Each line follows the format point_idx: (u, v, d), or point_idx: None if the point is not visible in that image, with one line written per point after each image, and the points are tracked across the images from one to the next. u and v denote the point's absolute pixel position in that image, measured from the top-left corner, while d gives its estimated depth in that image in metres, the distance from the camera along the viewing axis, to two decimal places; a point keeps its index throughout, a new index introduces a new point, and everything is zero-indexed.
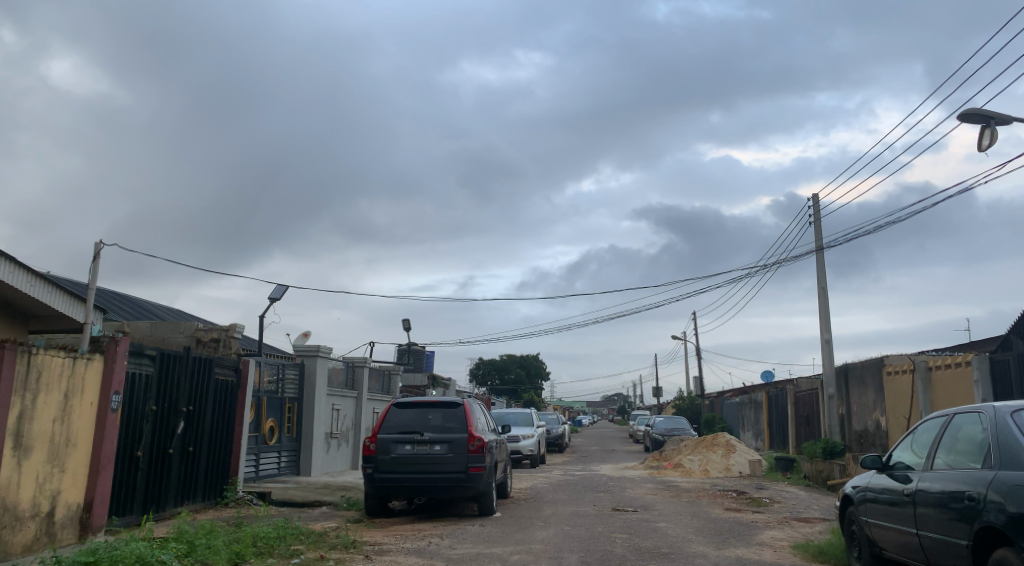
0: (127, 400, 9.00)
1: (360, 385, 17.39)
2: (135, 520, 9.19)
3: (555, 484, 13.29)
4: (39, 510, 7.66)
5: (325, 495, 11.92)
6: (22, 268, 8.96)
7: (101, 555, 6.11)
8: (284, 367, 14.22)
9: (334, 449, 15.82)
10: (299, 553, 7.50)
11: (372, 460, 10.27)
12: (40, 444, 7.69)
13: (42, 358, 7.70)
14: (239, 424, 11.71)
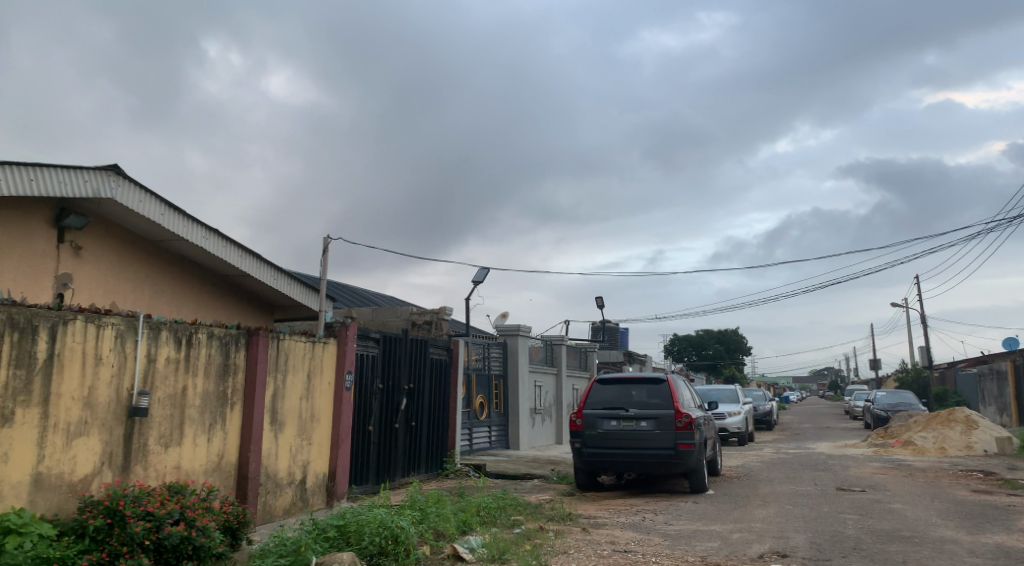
0: (358, 379, 9.85)
1: (560, 362, 17.73)
2: (371, 488, 10.07)
3: (768, 462, 12.70)
4: (294, 477, 8.64)
5: (536, 469, 12.31)
6: (266, 264, 10.12)
7: (349, 519, 6.72)
8: (490, 346, 14.84)
9: (539, 425, 16.30)
10: (520, 524, 7.80)
11: (580, 435, 10.43)
12: (290, 420, 8.65)
13: (288, 342, 8.63)
14: (453, 400, 12.41)
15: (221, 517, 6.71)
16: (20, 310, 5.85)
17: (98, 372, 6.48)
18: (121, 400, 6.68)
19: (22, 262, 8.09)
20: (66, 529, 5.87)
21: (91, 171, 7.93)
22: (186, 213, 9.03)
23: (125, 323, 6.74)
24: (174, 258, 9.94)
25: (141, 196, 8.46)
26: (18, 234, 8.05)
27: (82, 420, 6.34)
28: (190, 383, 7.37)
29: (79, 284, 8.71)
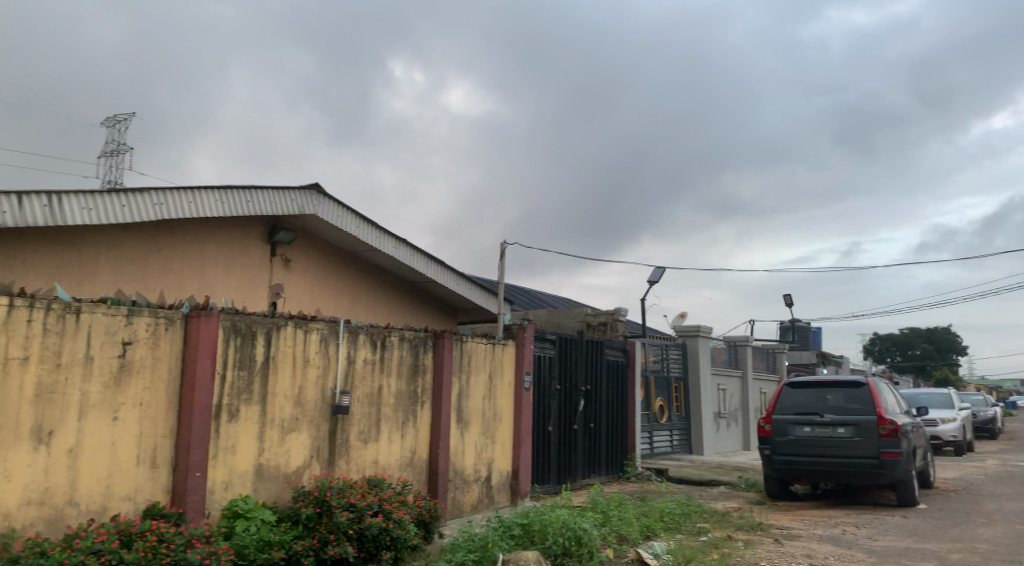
0: (536, 380, 10.02)
1: (745, 363, 16.94)
2: (553, 488, 10.20)
3: (993, 476, 11.28)
4: (480, 475, 8.95)
5: (721, 475, 11.84)
6: (448, 270, 10.60)
7: (531, 517, 6.83)
8: (668, 347, 14.51)
9: (724, 429, 15.67)
10: (706, 532, 7.52)
11: (769, 441, 9.89)
12: (475, 419, 8.98)
13: (470, 344, 8.97)
14: (632, 402, 12.27)
15: (414, 510, 7.10)
16: (241, 318, 6.59)
17: (306, 373, 7.12)
18: (326, 399, 7.29)
19: (243, 274, 9.09)
20: (285, 515, 6.55)
21: (296, 190, 8.76)
22: (378, 225, 9.69)
23: (328, 328, 7.34)
24: (368, 267, 10.70)
25: (339, 210, 9.20)
26: (240, 250, 9.06)
27: (294, 417, 7.00)
28: (384, 383, 7.88)
29: (289, 293, 9.64)
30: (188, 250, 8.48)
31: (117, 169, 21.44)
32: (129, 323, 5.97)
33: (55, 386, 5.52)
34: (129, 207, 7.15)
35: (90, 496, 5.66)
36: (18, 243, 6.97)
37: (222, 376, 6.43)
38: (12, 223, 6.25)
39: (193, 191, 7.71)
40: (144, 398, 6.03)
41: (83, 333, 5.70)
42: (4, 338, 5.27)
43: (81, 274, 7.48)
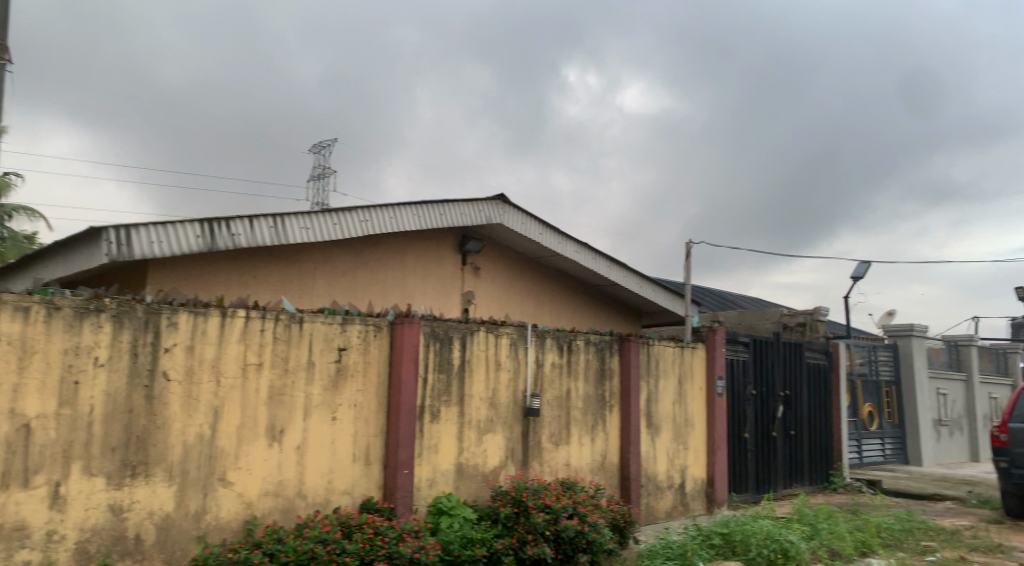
0: (729, 384, 9.62)
1: (969, 366, 15.14)
2: (751, 497, 9.72)
3: None
4: (673, 481, 8.75)
5: (946, 489, 10.65)
6: (633, 272, 10.48)
7: (733, 527, 6.55)
8: (876, 348, 13.32)
9: (946, 438, 14.10)
10: (933, 551, 6.80)
11: (1006, 453, 8.75)
12: (666, 424, 8.79)
13: (658, 348, 8.80)
14: (836, 408, 11.40)
15: (609, 514, 7.08)
16: (439, 324, 6.94)
17: (499, 376, 7.35)
18: (518, 401, 7.48)
19: (438, 283, 9.58)
20: (484, 514, 6.80)
21: (484, 201, 9.09)
22: (562, 230, 9.80)
23: (518, 332, 7.53)
24: (553, 272, 10.86)
25: (523, 218, 9.44)
26: (434, 260, 9.57)
27: (489, 419, 7.25)
28: (573, 387, 7.94)
29: (479, 299, 10.03)
30: (389, 261, 9.10)
31: (322, 190, 23.57)
32: (343, 330, 6.51)
33: (284, 388, 6.16)
34: (339, 225, 7.82)
35: (316, 489, 6.24)
36: (250, 261, 7.86)
37: (424, 379, 6.81)
38: (246, 244, 7.12)
39: (392, 208, 8.27)
40: (357, 400, 6.55)
41: (305, 340, 6.30)
42: (243, 346, 5.97)
43: (300, 287, 8.27)
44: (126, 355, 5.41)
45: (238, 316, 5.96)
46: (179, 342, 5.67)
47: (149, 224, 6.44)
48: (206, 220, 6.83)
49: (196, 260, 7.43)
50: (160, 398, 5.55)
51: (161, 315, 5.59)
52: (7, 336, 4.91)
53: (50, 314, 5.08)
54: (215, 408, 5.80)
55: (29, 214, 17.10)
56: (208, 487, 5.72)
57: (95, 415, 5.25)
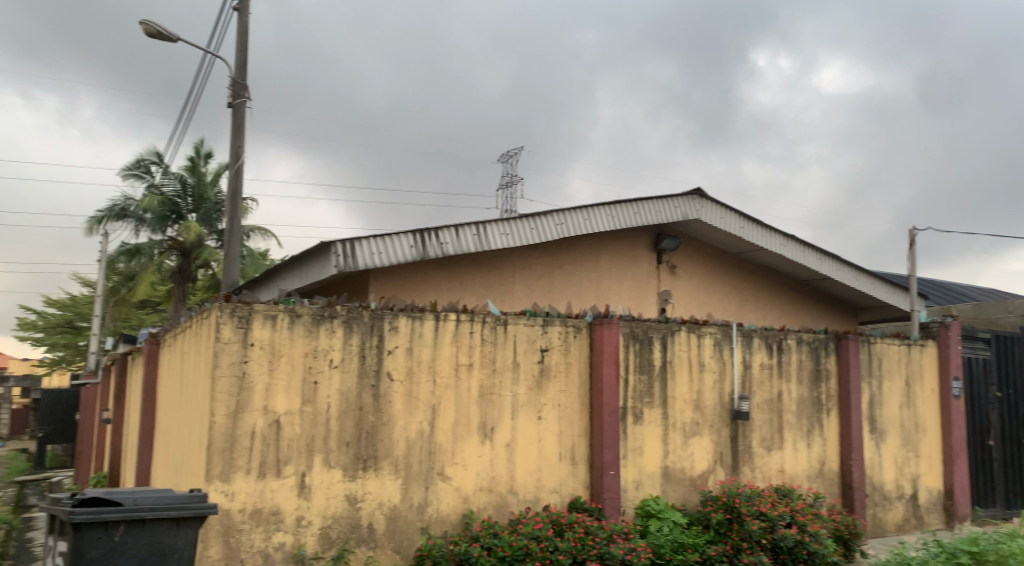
0: (968, 386, 8.57)
1: None
2: (1000, 513, 8.60)
3: None
4: (904, 491, 7.96)
5: None
6: (846, 264, 9.68)
7: (982, 545, 5.81)
8: None
9: None
10: None
11: None
12: (893, 429, 8.01)
13: (880, 346, 8.05)
14: None
15: (832, 525, 6.58)
16: (639, 324, 6.86)
17: (704, 377, 7.11)
18: (724, 404, 7.19)
19: (635, 282, 9.50)
20: (694, 519, 6.61)
21: (680, 197, 8.86)
22: (764, 223, 9.29)
23: (722, 331, 7.24)
24: (756, 267, 10.35)
25: (723, 212, 9.08)
26: (630, 259, 9.50)
27: (695, 421, 7.04)
28: (784, 388, 7.49)
29: (678, 298, 9.80)
30: (586, 262, 9.17)
31: (512, 197, 24.33)
32: (545, 331, 6.64)
33: (493, 388, 6.40)
34: (537, 229, 8.00)
35: (526, 486, 6.42)
36: (456, 268, 8.28)
37: (626, 380, 6.76)
38: (452, 252, 7.52)
39: (587, 209, 8.32)
40: (562, 399, 6.64)
41: (511, 342, 6.50)
42: (455, 347, 6.29)
43: (502, 290, 8.57)
44: (355, 356, 5.90)
45: (449, 319, 6.29)
46: (399, 345, 6.08)
47: (369, 237, 7.01)
48: (417, 231, 7.31)
49: (408, 268, 7.96)
50: (385, 397, 5.99)
51: (383, 320, 6.03)
52: (259, 341, 5.55)
53: (292, 321, 5.67)
54: (432, 407, 6.17)
55: (263, 234, 19.31)
56: (429, 481, 6.09)
57: (331, 412, 5.78)
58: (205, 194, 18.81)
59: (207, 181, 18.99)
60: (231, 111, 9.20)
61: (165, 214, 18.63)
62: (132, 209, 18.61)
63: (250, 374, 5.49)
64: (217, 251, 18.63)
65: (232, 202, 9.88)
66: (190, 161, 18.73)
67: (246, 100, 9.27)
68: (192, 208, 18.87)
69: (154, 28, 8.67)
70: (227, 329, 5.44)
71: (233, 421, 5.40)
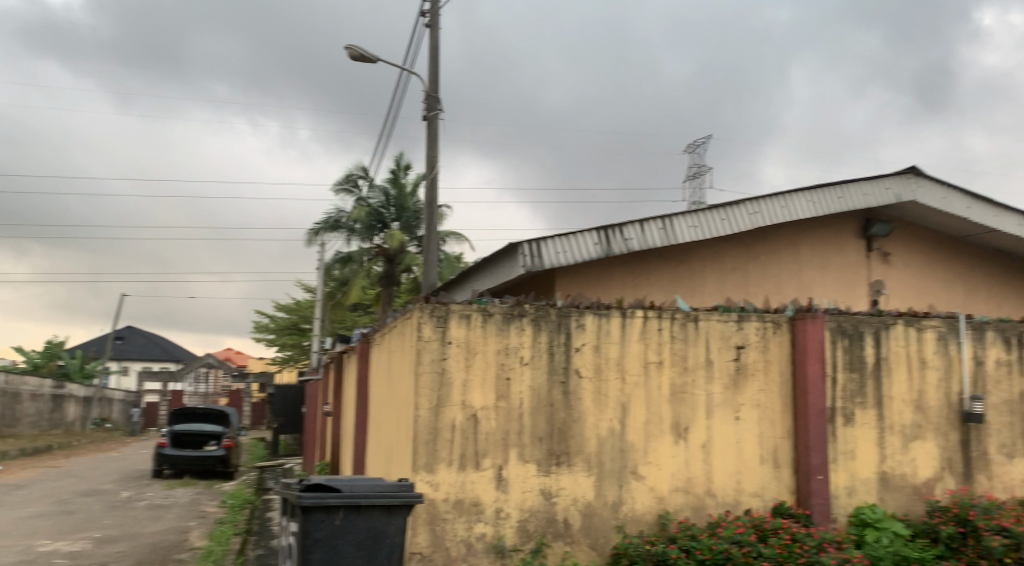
0: None
1: None
2: None
3: None
4: None
5: None
6: None
7: None
8: None
9: None
10: None
11: None
12: None
13: None
14: None
15: None
16: (846, 318, 6.33)
17: (926, 375, 6.41)
18: (952, 405, 6.43)
19: (840, 273, 8.80)
20: (920, 531, 6.01)
21: (891, 177, 8.06)
22: (996, 201, 8.19)
23: (946, 325, 6.49)
24: (987, 252, 9.17)
25: (943, 192, 8.13)
26: (833, 249, 8.81)
27: (916, 423, 6.37)
28: None
29: (891, 288, 8.94)
30: (783, 253, 8.63)
31: (701, 189, 23.57)
32: (741, 327, 6.34)
33: (685, 386, 6.23)
34: (728, 220, 7.67)
35: (725, 489, 6.17)
36: (643, 264, 8.16)
37: (833, 378, 6.27)
38: (638, 247, 7.42)
39: (783, 197, 7.83)
40: (760, 399, 6.30)
41: (703, 338, 6.29)
42: (643, 345, 6.21)
43: (692, 285, 8.31)
44: (545, 354, 6.01)
45: (637, 316, 6.22)
46: (587, 343, 6.11)
47: (555, 236, 7.11)
48: (603, 228, 7.30)
49: (595, 266, 7.98)
50: (575, 394, 6.05)
51: (571, 318, 6.09)
52: (456, 340, 5.82)
53: (485, 320, 5.89)
54: (622, 405, 6.13)
55: (457, 238, 20.29)
56: (622, 479, 6.06)
57: (524, 408, 5.93)
58: (406, 204, 20.16)
59: (407, 191, 20.35)
60: (426, 123, 9.77)
61: (371, 224, 20.21)
62: (344, 221, 20.38)
63: (448, 370, 5.78)
64: (417, 256, 19.91)
65: (428, 210, 10.49)
66: (391, 173, 20.18)
67: (439, 111, 9.79)
68: (394, 217, 20.30)
69: (358, 52, 9.44)
70: (427, 328, 5.77)
71: (434, 415, 5.72)
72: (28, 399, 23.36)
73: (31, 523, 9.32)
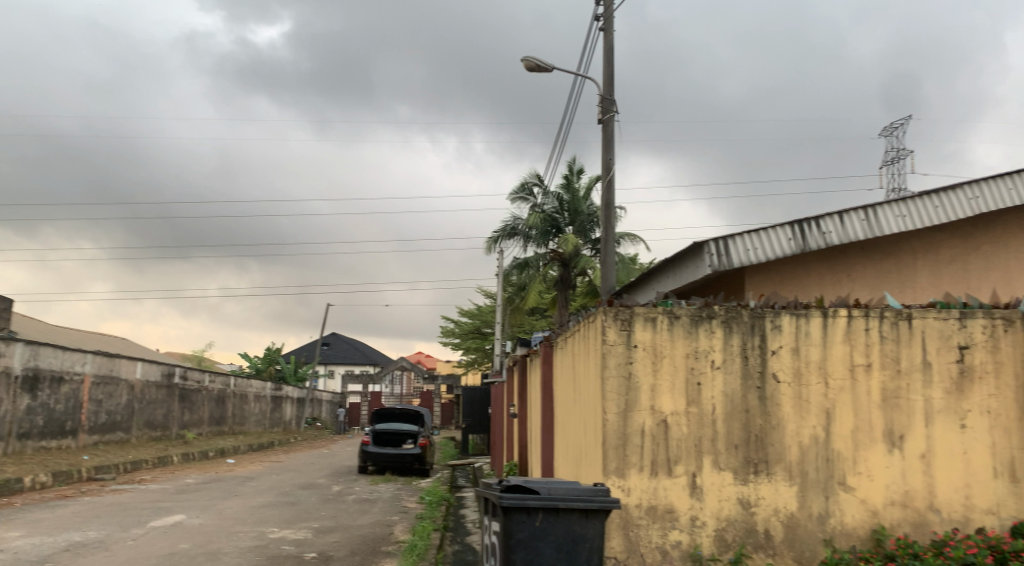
0: None
1: None
2: None
3: None
4: None
5: None
6: None
7: None
8: None
9: None
10: None
11: None
12: None
13: None
14: None
15: None
16: None
17: None
18: None
19: None
20: None
21: None
22: None
23: None
24: None
25: None
26: None
27: None
28: None
29: None
30: (1014, 241, 7.63)
31: (901, 174, 21.55)
32: (964, 326, 5.76)
33: (899, 391, 5.75)
34: (943, 207, 6.98)
35: (951, 504, 5.63)
36: (844, 258, 7.65)
37: None
38: (837, 241, 6.97)
39: (1009, 177, 6.98)
40: (991, 405, 5.69)
41: (918, 339, 5.78)
42: (848, 346, 5.81)
43: (902, 279, 7.65)
44: (738, 357, 5.77)
45: (840, 315, 5.85)
46: (784, 345, 5.81)
47: (743, 233, 6.83)
48: (797, 222, 6.96)
49: (787, 263, 7.58)
50: (772, 399, 5.76)
51: (766, 319, 5.82)
52: (642, 343, 5.73)
53: (672, 323, 5.77)
54: (826, 411, 5.76)
55: (633, 239, 20.07)
56: (829, 490, 5.68)
57: (718, 413, 5.73)
58: (580, 208, 20.26)
59: (580, 195, 20.46)
60: (602, 126, 9.77)
61: (547, 229, 20.49)
62: (520, 228, 20.89)
63: (635, 374, 5.70)
64: (593, 259, 19.95)
65: (606, 212, 10.48)
66: (565, 179, 20.39)
67: (614, 113, 9.75)
68: (569, 221, 20.49)
69: (534, 62, 9.65)
70: (612, 332, 5.72)
71: (623, 419, 5.66)
72: (254, 400, 26.27)
73: (261, 512, 10.45)
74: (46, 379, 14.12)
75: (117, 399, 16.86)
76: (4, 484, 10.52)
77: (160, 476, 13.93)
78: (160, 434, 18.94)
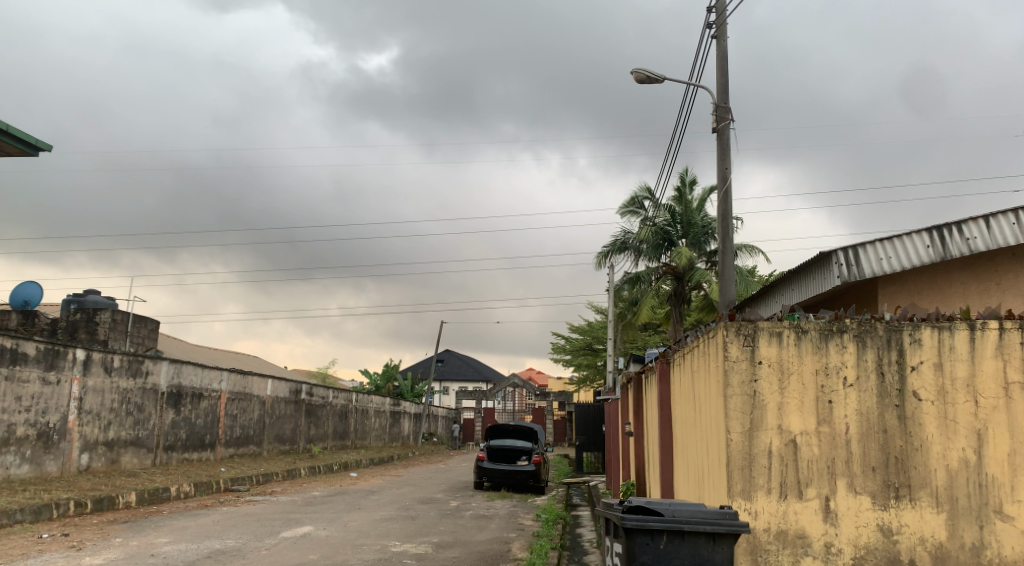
0: None
1: None
2: None
3: None
4: None
5: None
6: None
7: None
8: None
9: None
10: None
11: None
12: None
13: None
14: None
15: None
16: None
17: None
18: None
19: None
20: None
21: None
22: None
23: None
24: None
25: None
26: None
27: None
28: None
29: None
30: None
31: None
32: None
33: None
34: None
35: None
36: (992, 268, 7.24)
37: None
38: (983, 248, 6.62)
39: None
40: None
41: None
42: (1001, 361, 5.42)
43: None
44: (873, 374, 5.41)
45: (990, 328, 5.46)
46: (926, 360, 5.42)
47: (875, 242, 6.70)
48: (935, 228, 6.71)
49: (926, 272, 7.35)
50: (914, 419, 5.37)
51: (904, 332, 5.45)
52: (767, 359, 5.43)
53: (799, 337, 5.45)
54: (978, 431, 5.36)
55: (751, 251, 19.35)
56: (983, 519, 5.28)
57: (852, 433, 5.38)
58: (694, 220, 19.79)
59: (693, 207, 20.00)
60: (716, 135, 9.51)
61: (659, 242, 20.10)
62: (632, 242, 20.63)
63: (761, 393, 5.39)
64: (708, 273, 19.26)
65: (724, 223, 10.19)
66: (677, 191, 19.97)
67: (729, 122, 9.47)
68: (682, 234, 20.04)
69: (644, 74, 9.54)
70: (734, 347, 5.43)
71: (749, 439, 5.35)
72: (374, 416, 27.24)
73: (383, 525, 10.75)
74: (188, 395, 15.18)
75: (250, 414, 17.90)
76: (153, 493, 11.37)
77: (289, 488, 14.62)
78: (288, 448, 19.95)
